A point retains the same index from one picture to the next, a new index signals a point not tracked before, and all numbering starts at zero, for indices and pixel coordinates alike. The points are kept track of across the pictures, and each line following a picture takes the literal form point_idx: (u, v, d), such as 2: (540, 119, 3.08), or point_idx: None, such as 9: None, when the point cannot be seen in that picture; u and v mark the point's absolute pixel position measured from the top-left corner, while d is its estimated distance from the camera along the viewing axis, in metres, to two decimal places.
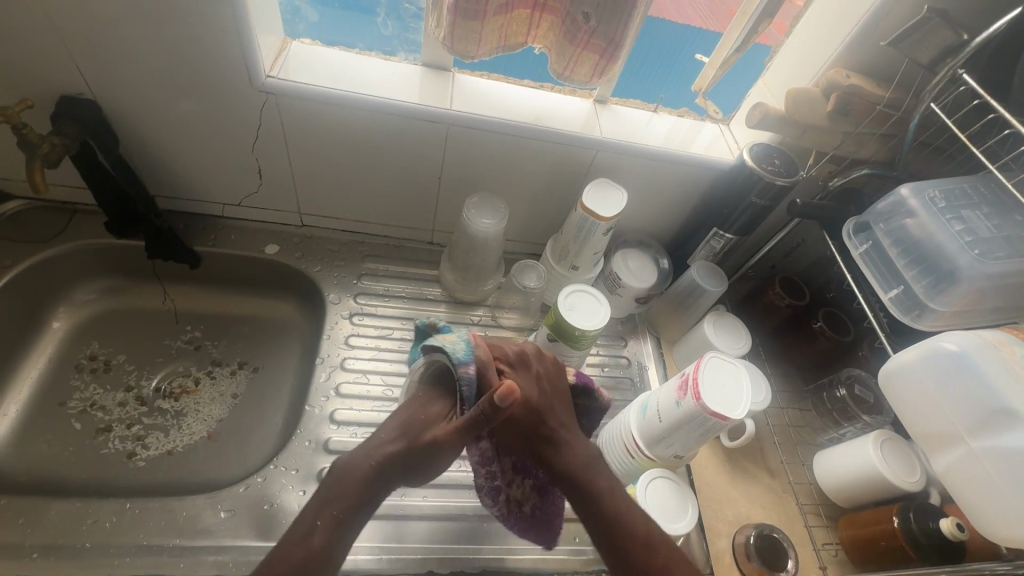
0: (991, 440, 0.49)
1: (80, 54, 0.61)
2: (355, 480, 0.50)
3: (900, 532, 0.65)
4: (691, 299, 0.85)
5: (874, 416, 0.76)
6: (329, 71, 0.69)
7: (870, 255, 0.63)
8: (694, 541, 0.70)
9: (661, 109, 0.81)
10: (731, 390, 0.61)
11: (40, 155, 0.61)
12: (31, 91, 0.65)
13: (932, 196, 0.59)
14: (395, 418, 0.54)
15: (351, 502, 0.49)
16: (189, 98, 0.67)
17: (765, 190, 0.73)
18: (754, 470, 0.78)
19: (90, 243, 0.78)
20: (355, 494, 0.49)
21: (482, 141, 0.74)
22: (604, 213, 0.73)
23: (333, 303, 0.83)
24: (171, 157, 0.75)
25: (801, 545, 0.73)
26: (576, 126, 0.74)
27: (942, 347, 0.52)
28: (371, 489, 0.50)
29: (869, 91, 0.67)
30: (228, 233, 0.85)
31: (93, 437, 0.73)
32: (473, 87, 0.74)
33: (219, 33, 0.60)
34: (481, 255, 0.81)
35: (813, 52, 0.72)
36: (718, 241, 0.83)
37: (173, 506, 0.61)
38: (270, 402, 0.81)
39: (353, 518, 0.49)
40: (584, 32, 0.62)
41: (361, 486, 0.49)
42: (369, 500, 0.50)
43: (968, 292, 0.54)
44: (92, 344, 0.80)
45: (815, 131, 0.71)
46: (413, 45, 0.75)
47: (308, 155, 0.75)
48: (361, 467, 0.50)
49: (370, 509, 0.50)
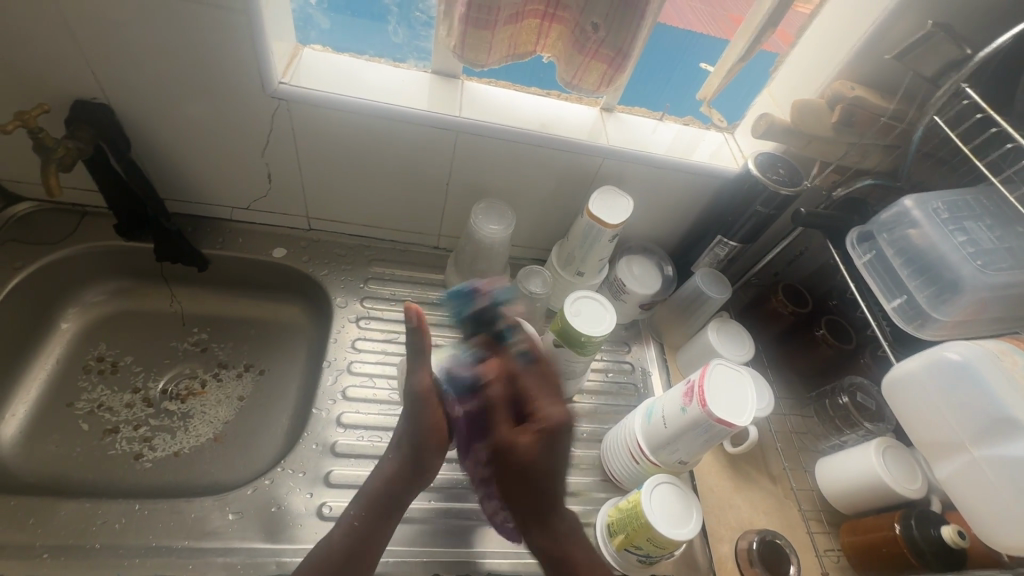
0: (993, 449, 0.49)
1: (96, 60, 0.62)
2: (377, 502, 0.59)
3: (902, 539, 0.65)
4: (696, 306, 0.85)
5: (876, 423, 0.77)
6: (340, 78, 0.70)
7: (873, 264, 0.64)
8: (697, 546, 0.71)
9: (666, 117, 0.82)
10: (735, 396, 0.61)
11: (55, 158, 0.62)
12: (48, 96, 0.66)
13: (936, 208, 0.60)
14: (400, 433, 0.62)
15: (373, 516, 0.58)
16: (200, 103, 0.68)
17: (770, 199, 0.74)
18: (756, 476, 0.79)
19: (100, 245, 0.79)
20: (381, 504, 0.59)
21: (490, 148, 0.75)
22: (610, 220, 0.73)
23: (340, 307, 0.84)
24: (182, 160, 0.75)
25: (804, 551, 0.73)
26: (584, 133, 0.75)
27: (947, 357, 0.53)
28: (388, 505, 0.59)
29: (874, 103, 0.68)
30: (236, 236, 0.85)
31: (101, 438, 0.73)
32: (482, 95, 0.75)
33: (233, 39, 0.61)
34: (487, 261, 0.82)
35: (817, 64, 0.73)
36: (722, 248, 0.84)
37: (182, 508, 0.62)
38: (276, 404, 0.82)
39: (381, 527, 0.58)
40: (593, 43, 0.63)
41: (380, 506, 0.58)
42: (390, 514, 0.59)
43: (970, 302, 0.55)
44: (100, 346, 0.81)
45: (820, 142, 0.72)
46: (423, 53, 0.76)
47: (318, 161, 0.76)
48: (381, 487, 0.59)
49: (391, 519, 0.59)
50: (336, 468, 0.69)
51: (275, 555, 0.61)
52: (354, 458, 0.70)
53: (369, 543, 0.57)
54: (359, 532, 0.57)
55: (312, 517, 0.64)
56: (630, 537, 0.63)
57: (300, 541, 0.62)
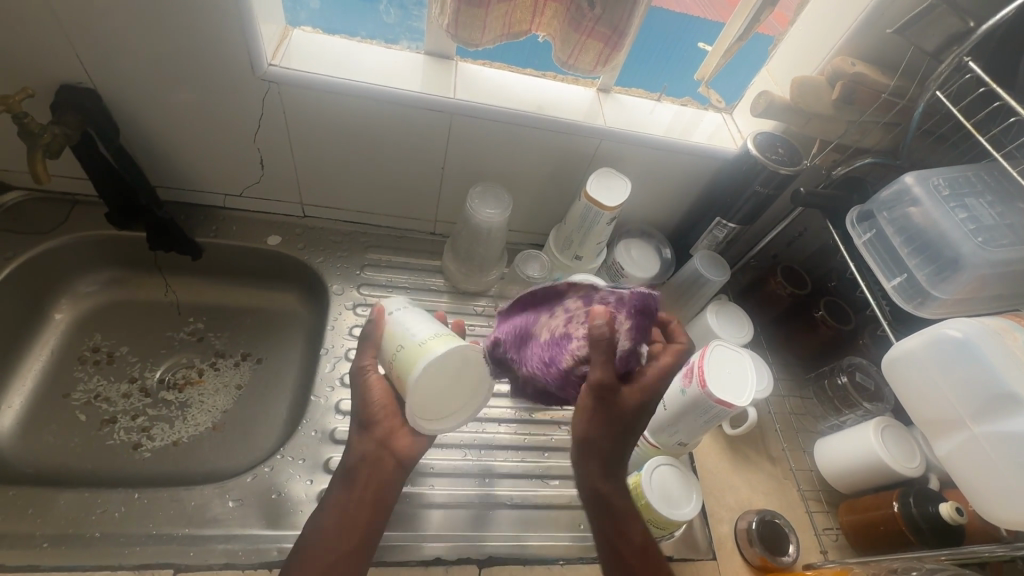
0: (993, 424, 0.49)
1: (79, 41, 0.60)
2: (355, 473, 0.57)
3: (900, 516, 0.66)
4: (694, 289, 0.85)
5: (875, 403, 0.78)
6: (332, 60, 0.68)
7: (873, 243, 0.64)
8: (697, 527, 0.71)
9: (664, 98, 0.81)
10: (734, 377, 0.61)
11: (42, 145, 0.61)
12: (32, 80, 0.64)
13: (937, 184, 0.59)
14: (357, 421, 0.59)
15: (343, 492, 0.56)
16: (190, 87, 0.66)
17: (769, 178, 0.73)
18: (755, 457, 0.79)
19: (92, 235, 0.78)
20: (360, 492, 0.56)
21: (485, 130, 0.74)
22: (607, 203, 0.72)
23: (337, 294, 0.83)
24: (172, 146, 0.74)
25: (803, 529, 0.74)
26: (580, 114, 0.74)
27: (947, 334, 0.53)
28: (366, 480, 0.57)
29: (874, 80, 0.67)
30: (229, 224, 0.84)
31: (98, 429, 0.73)
32: (477, 76, 0.74)
33: (221, 19, 0.60)
34: (485, 245, 0.81)
35: (815, 42, 0.72)
36: (721, 231, 0.83)
37: (182, 496, 0.62)
38: (273, 392, 0.82)
39: (364, 506, 0.56)
40: (589, 20, 0.62)
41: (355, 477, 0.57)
42: (371, 490, 0.57)
43: (970, 280, 0.55)
44: (95, 337, 0.80)
45: (819, 120, 0.71)
46: (416, 33, 0.74)
47: (312, 145, 0.74)
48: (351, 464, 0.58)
49: (382, 507, 0.57)
50: (336, 455, 0.69)
51: (277, 541, 0.61)
52: None
53: (353, 517, 0.55)
54: (336, 525, 0.54)
55: (313, 503, 0.64)
56: None
57: (302, 527, 0.62)
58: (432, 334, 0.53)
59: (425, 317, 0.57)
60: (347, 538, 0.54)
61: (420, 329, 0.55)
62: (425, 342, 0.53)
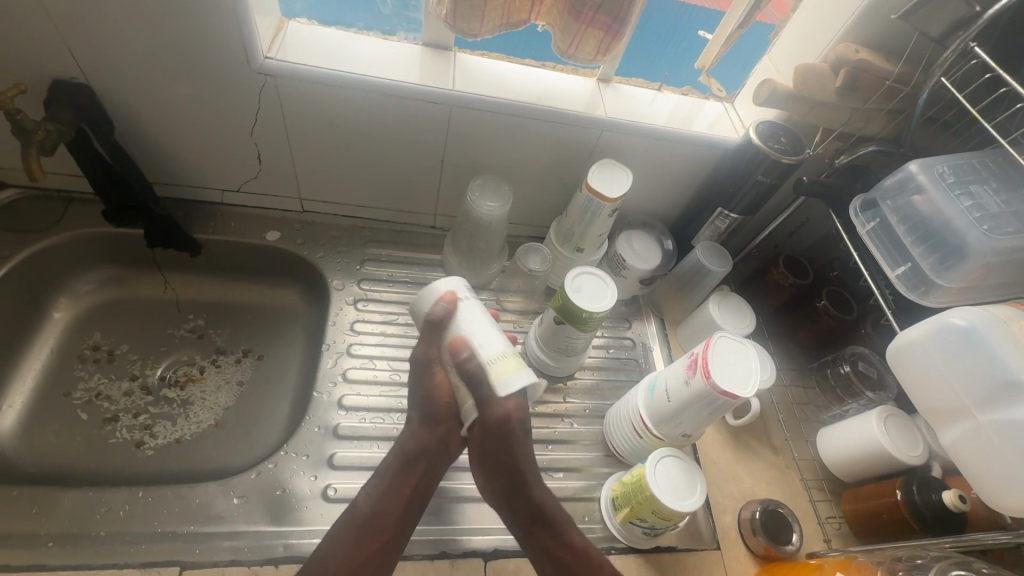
0: (997, 413, 0.49)
1: (72, 35, 0.59)
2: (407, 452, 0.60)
3: (903, 504, 0.66)
4: (697, 280, 0.85)
5: (878, 392, 0.77)
6: (328, 51, 0.68)
7: (876, 233, 0.63)
8: (701, 517, 0.71)
9: (665, 88, 0.80)
10: (739, 369, 0.61)
11: (36, 143, 0.60)
12: (25, 75, 0.63)
13: (941, 172, 0.59)
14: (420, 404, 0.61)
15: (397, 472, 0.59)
16: (186, 81, 0.65)
17: (771, 168, 0.73)
18: (758, 447, 0.79)
19: (90, 232, 0.77)
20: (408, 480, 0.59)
21: (485, 122, 0.73)
22: (608, 194, 0.72)
23: (337, 290, 0.83)
24: (169, 142, 0.73)
25: (805, 519, 0.74)
26: (579, 105, 0.73)
27: (953, 323, 0.53)
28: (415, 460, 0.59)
29: (879, 66, 0.67)
30: (228, 220, 0.83)
31: (100, 427, 0.73)
32: (476, 67, 0.73)
33: (217, 12, 0.59)
34: (486, 238, 0.81)
35: (817, 29, 0.71)
36: (723, 221, 0.83)
37: (186, 494, 0.61)
38: (275, 389, 0.81)
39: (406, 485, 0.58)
40: (589, 9, 0.61)
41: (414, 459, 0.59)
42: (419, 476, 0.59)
43: (975, 267, 0.54)
44: (95, 335, 0.80)
45: (822, 108, 0.70)
46: (413, 24, 0.73)
47: (309, 138, 0.74)
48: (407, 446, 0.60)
49: (422, 498, 0.59)
50: (339, 451, 0.69)
51: (282, 537, 0.61)
52: (355, 440, 0.70)
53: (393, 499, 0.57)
54: (372, 517, 0.56)
55: (317, 499, 0.64)
56: (635, 510, 0.63)
57: (306, 523, 0.62)
58: (500, 353, 0.57)
59: (490, 326, 0.60)
60: (375, 535, 0.55)
61: (516, 383, 0.55)
62: (493, 363, 0.56)
